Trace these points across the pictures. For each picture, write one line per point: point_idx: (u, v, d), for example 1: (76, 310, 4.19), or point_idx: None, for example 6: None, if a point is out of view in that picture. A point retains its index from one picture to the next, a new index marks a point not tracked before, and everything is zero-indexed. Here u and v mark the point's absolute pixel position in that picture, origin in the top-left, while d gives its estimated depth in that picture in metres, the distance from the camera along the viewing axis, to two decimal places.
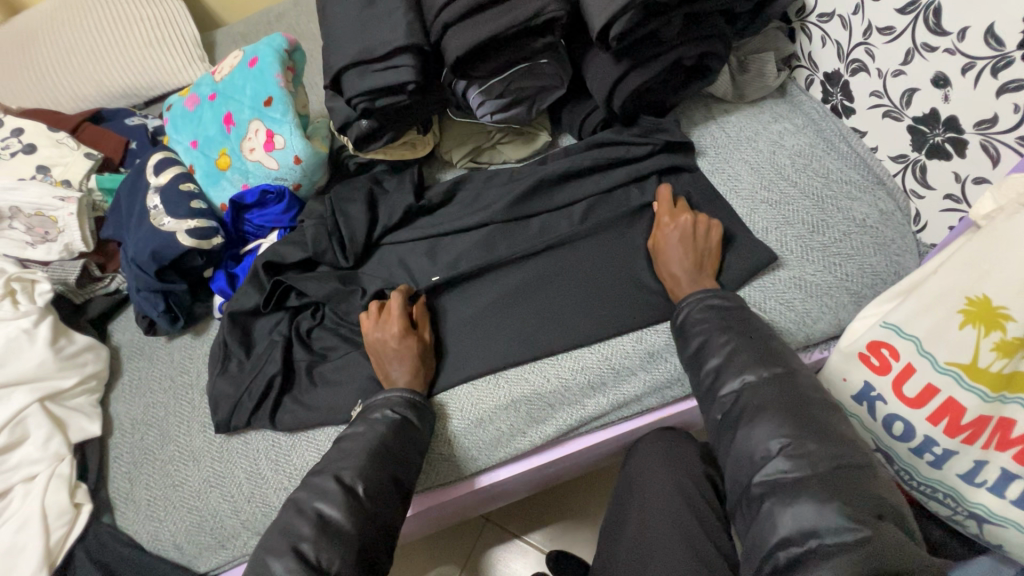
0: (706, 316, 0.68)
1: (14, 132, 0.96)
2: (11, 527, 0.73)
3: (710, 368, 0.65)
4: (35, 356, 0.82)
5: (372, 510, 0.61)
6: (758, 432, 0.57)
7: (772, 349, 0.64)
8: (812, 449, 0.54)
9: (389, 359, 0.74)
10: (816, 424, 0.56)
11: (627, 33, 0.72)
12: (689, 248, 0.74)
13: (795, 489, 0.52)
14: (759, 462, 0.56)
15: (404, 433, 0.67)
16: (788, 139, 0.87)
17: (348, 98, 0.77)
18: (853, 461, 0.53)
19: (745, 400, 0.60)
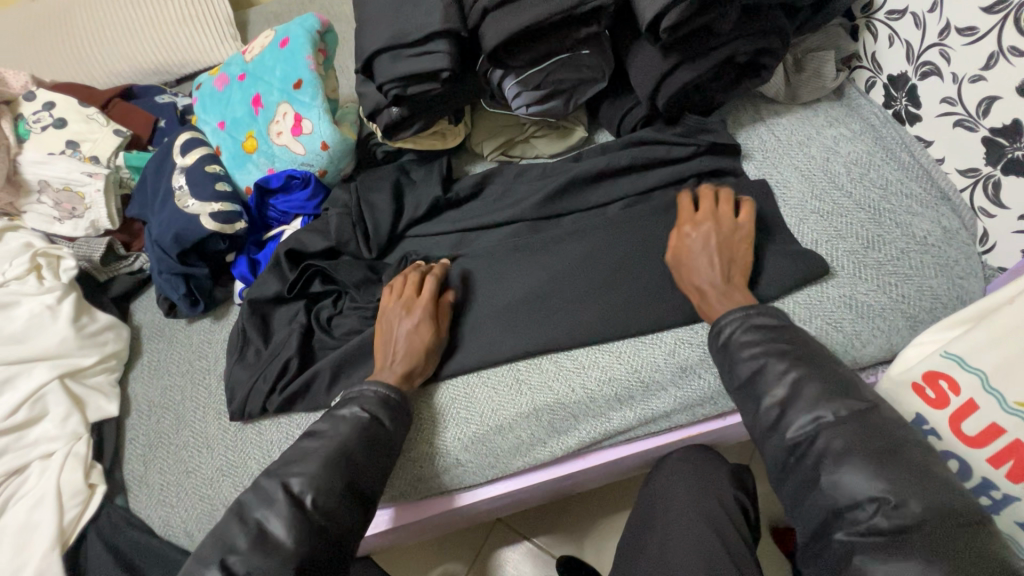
0: (755, 337, 0.63)
1: (47, 106, 0.95)
2: (27, 503, 0.73)
3: (774, 401, 0.59)
4: (58, 333, 0.82)
5: (325, 525, 0.59)
6: (849, 480, 0.53)
7: (841, 380, 0.59)
8: (914, 510, 0.50)
9: (392, 338, 0.72)
10: (911, 471, 0.52)
11: (679, 26, 0.67)
12: (716, 258, 0.69)
13: (895, 549, 0.49)
14: (851, 518, 0.52)
15: (369, 432, 0.64)
16: (843, 146, 0.81)
17: (379, 83, 0.74)
18: (965, 514, 0.49)
19: (825, 441, 0.55)
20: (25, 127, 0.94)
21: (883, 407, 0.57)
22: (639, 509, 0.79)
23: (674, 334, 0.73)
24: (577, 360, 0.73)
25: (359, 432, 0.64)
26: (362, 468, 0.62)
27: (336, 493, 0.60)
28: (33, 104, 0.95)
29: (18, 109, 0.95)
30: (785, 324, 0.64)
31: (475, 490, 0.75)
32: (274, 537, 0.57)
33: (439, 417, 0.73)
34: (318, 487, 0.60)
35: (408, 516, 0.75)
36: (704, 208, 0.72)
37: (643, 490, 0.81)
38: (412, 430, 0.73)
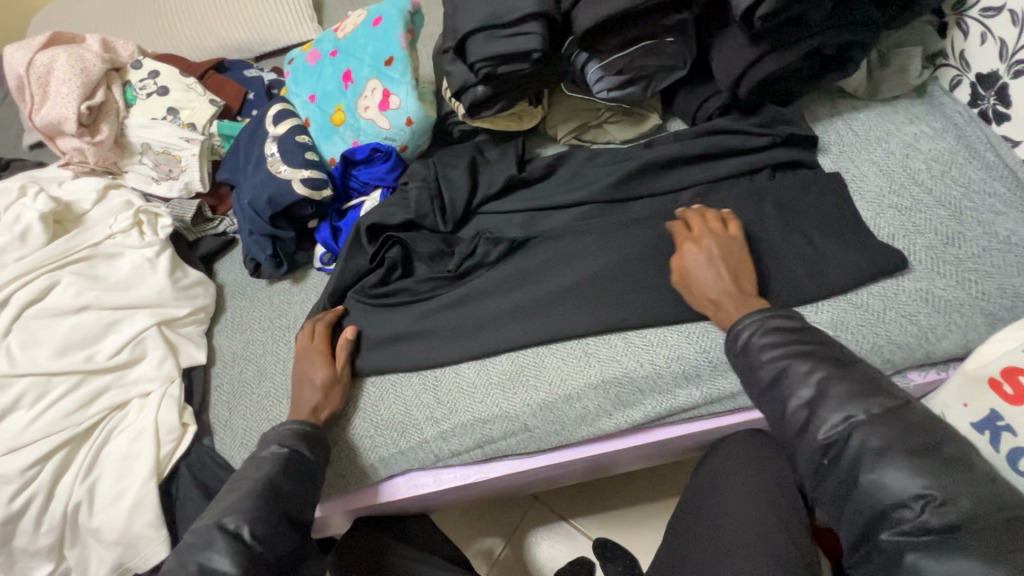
0: (776, 341, 0.63)
1: (152, 74, 1.02)
2: (128, 435, 0.79)
3: (800, 401, 0.61)
4: (156, 284, 0.89)
5: (261, 551, 0.62)
6: (892, 479, 0.54)
7: (864, 377, 0.60)
8: (964, 506, 0.52)
9: (301, 384, 0.77)
10: (958, 471, 0.54)
11: (773, 15, 0.68)
12: (721, 267, 0.71)
13: (945, 545, 0.52)
14: (897, 518, 0.54)
15: (293, 461, 0.68)
16: (924, 143, 0.80)
17: (471, 62, 0.77)
18: (1014, 512, 0.52)
19: (862, 441, 0.57)
20: (132, 93, 1.01)
21: (917, 406, 0.59)
22: (694, 488, 0.82)
23: None
24: (645, 338, 0.76)
25: (282, 466, 0.67)
26: (288, 497, 0.66)
27: (268, 520, 0.63)
28: (139, 72, 1.02)
29: (127, 76, 1.02)
30: (805, 326, 0.65)
31: (538, 456, 0.78)
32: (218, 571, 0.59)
33: (509, 384, 0.77)
34: (253, 520, 0.62)
35: (471, 476, 0.79)
36: (700, 229, 0.75)
37: (699, 470, 0.83)
38: (482, 393, 0.77)
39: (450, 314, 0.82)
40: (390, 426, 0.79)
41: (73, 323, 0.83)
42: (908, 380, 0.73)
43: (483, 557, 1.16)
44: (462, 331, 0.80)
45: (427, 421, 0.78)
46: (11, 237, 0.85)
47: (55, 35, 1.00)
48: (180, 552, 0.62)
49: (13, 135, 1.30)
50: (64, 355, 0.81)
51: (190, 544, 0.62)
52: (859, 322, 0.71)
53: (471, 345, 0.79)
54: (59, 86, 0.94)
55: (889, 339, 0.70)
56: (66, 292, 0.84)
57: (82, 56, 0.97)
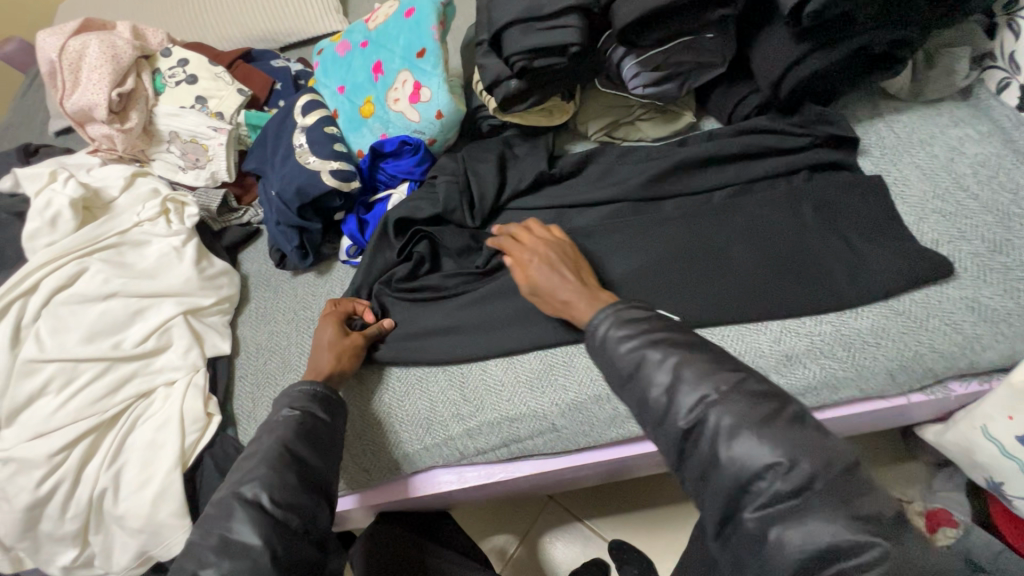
0: (630, 329, 0.57)
1: (181, 63, 1.02)
2: (154, 424, 0.79)
3: (658, 390, 0.53)
4: (183, 273, 0.89)
5: (283, 522, 0.58)
6: (744, 450, 0.47)
7: (713, 354, 0.54)
8: (806, 470, 0.45)
9: (315, 349, 0.77)
10: (806, 429, 0.47)
11: (822, 12, 0.66)
12: (559, 269, 0.71)
13: (801, 513, 0.45)
14: (753, 494, 0.47)
15: (305, 426, 0.65)
16: (969, 146, 0.78)
17: (506, 56, 0.76)
18: (843, 463, 0.45)
19: (712, 419, 0.49)
20: (161, 81, 1.01)
21: (756, 374, 0.52)
22: None
23: (781, 323, 0.72)
24: None
25: (296, 429, 0.64)
26: (310, 465, 0.63)
27: (288, 487, 0.60)
28: (168, 60, 1.02)
29: (156, 64, 1.02)
30: (655, 310, 0.60)
31: (563, 457, 0.77)
32: (241, 542, 0.56)
33: (537, 382, 0.76)
34: (272, 487, 0.59)
35: (496, 475, 0.78)
36: (528, 240, 0.75)
37: None
38: (509, 391, 0.76)
39: (477, 310, 0.81)
40: (416, 422, 0.78)
41: (100, 309, 0.83)
42: (947, 391, 0.71)
43: (496, 556, 1.15)
44: (490, 328, 0.79)
45: (452, 418, 0.77)
46: (41, 222, 0.86)
47: (86, 22, 1.01)
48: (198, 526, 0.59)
49: (40, 122, 1.31)
50: (92, 342, 0.81)
51: (210, 515, 0.59)
52: (899, 329, 0.69)
53: (499, 342, 0.78)
54: (90, 73, 0.94)
55: (932, 347, 0.68)
56: (95, 279, 0.84)
57: (114, 43, 0.98)
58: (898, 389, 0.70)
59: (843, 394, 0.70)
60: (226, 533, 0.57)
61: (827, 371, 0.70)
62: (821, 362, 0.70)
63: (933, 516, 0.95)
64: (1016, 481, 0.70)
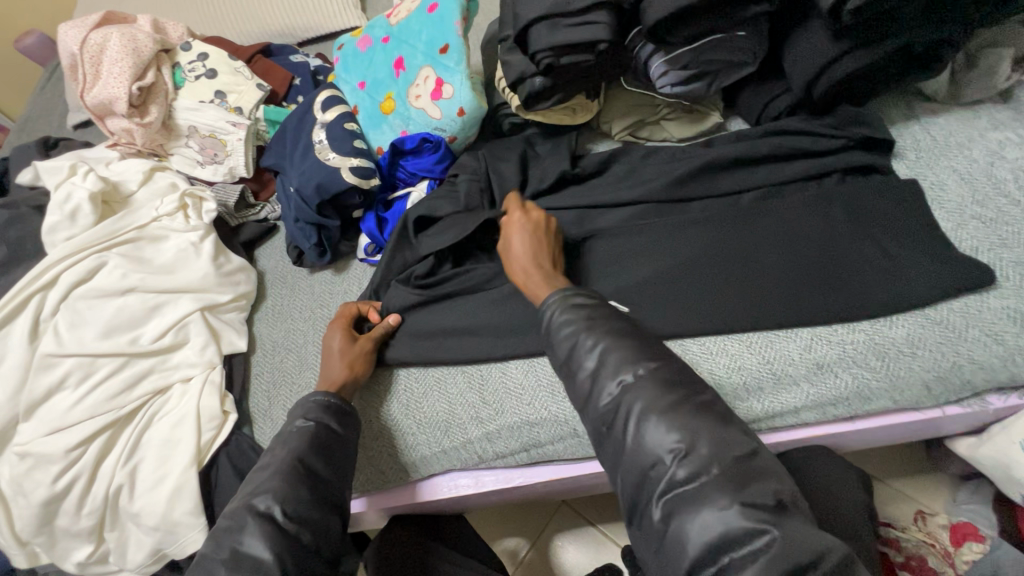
0: (570, 316, 0.63)
1: (201, 57, 1.01)
2: (170, 421, 0.78)
3: (587, 373, 0.60)
4: (200, 269, 0.88)
5: (297, 535, 0.58)
6: (651, 435, 0.53)
7: (641, 341, 0.60)
8: (703, 453, 0.51)
9: (325, 357, 0.77)
10: (706, 417, 0.54)
11: (863, 9, 0.64)
12: (530, 241, 0.74)
13: (696, 497, 0.50)
14: (654, 479, 0.52)
15: (319, 439, 0.65)
16: (1009, 150, 0.76)
17: (533, 52, 0.74)
18: (739, 451, 0.51)
19: (626, 404, 0.56)
20: (181, 75, 1.00)
21: (676, 363, 0.59)
22: None
23: (811, 330, 0.70)
24: (704, 346, 0.72)
25: (310, 441, 0.65)
26: (322, 479, 0.63)
27: (300, 501, 0.60)
28: (188, 54, 1.01)
29: (176, 58, 1.02)
30: (598, 296, 0.65)
31: (584, 463, 0.75)
32: (252, 557, 0.56)
33: (559, 386, 0.74)
34: (285, 501, 0.59)
35: (514, 480, 0.76)
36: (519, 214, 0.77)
37: None
38: (530, 395, 0.75)
39: (497, 311, 0.79)
40: (434, 424, 0.77)
41: (118, 305, 0.82)
42: (986, 405, 0.69)
43: (508, 558, 1.14)
44: (510, 330, 0.77)
45: (471, 421, 0.75)
46: (61, 216, 0.85)
47: (108, 14, 1.00)
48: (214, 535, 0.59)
49: (60, 115, 1.31)
50: (109, 337, 0.81)
51: (222, 529, 0.59)
52: (936, 339, 0.67)
53: (520, 344, 0.76)
54: (111, 67, 0.93)
55: (971, 359, 0.66)
56: (113, 273, 0.84)
57: (135, 36, 0.97)
58: (934, 400, 0.67)
59: (875, 405, 0.68)
60: (239, 545, 0.57)
61: (858, 380, 0.68)
62: (853, 371, 0.68)
63: (957, 530, 0.92)
64: None
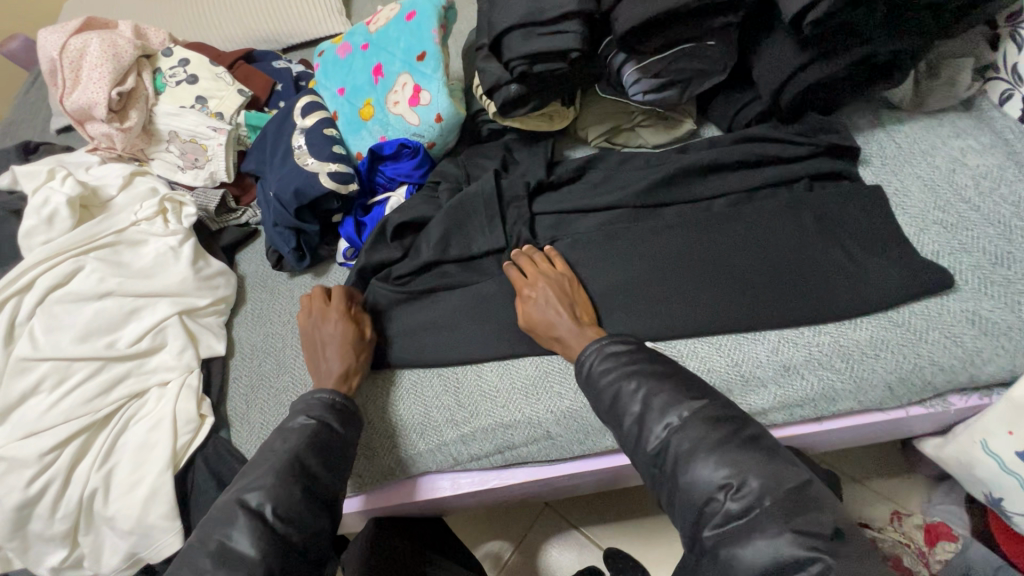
0: (610, 364, 0.64)
1: (182, 63, 1.02)
2: (146, 424, 0.79)
3: (632, 418, 0.60)
4: (179, 273, 0.88)
5: (283, 534, 0.59)
6: (701, 472, 0.54)
7: (686, 382, 0.61)
8: (754, 487, 0.52)
9: (326, 346, 0.76)
10: (753, 451, 0.54)
11: (824, 20, 0.66)
12: (563, 306, 0.72)
13: (750, 529, 0.50)
14: (709, 513, 0.53)
15: (318, 437, 0.65)
16: (971, 158, 0.78)
17: (507, 60, 0.76)
18: (791, 482, 0.52)
19: (675, 445, 0.56)
20: (162, 81, 1.01)
21: (720, 400, 0.59)
22: None
23: (779, 333, 0.72)
24: (674, 349, 0.73)
25: (309, 440, 0.65)
26: (319, 483, 0.63)
27: (293, 502, 0.60)
28: (170, 60, 1.02)
29: (157, 64, 1.02)
30: (639, 345, 0.66)
31: (558, 465, 0.76)
32: (238, 553, 0.57)
33: (533, 389, 0.75)
34: (276, 498, 0.60)
35: (490, 482, 0.77)
36: (533, 272, 0.77)
37: None
38: (504, 398, 0.76)
39: (471, 316, 0.80)
40: (408, 427, 0.77)
41: (96, 308, 0.83)
42: (948, 405, 0.70)
43: (489, 562, 1.13)
44: (485, 333, 0.79)
45: (447, 424, 0.76)
46: (38, 220, 0.85)
47: (88, 20, 1.01)
48: (203, 526, 0.60)
49: (41, 119, 1.31)
50: (86, 341, 0.81)
51: (211, 519, 0.60)
52: (899, 341, 0.68)
53: (495, 346, 0.78)
54: (91, 72, 0.94)
55: (933, 360, 0.67)
56: (90, 278, 0.84)
57: (115, 41, 0.98)
58: (897, 402, 0.69)
59: (841, 406, 0.69)
60: (226, 539, 0.58)
61: (824, 382, 0.69)
62: (819, 373, 0.69)
63: (932, 530, 0.93)
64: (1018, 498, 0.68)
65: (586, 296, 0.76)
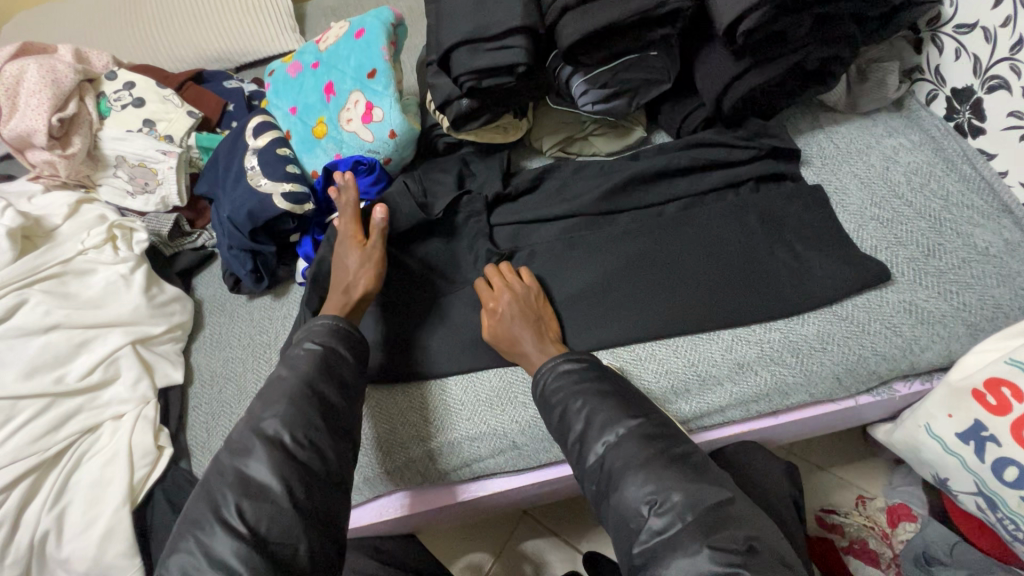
0: (561, 383, 0.66)
1: (126, 86, 0.99)
2: (100, 460, 0.76)
3: (575, 436, 0.62)
4: (131, 301, 0.86)
5: (304, 462, 0.59)
6: (630, 490, 0.56)
7: (630, 398, 0.63)
8: (676, 501, 0.54)
9: (337, 267, 0.78)
10: (681, 467, 0.56)
11: (755, 30, 0.70)
12: (525, 320, 0.72)
13: (671, 546, 0.52)
14: (635, 530, 0.55)
15: (326, 361, 0.66)
16: (903, 155, 0.82)
17: (455, 76, 0.77)
18: (711, 499, 0.53)
19: (610, 462, 0.59)
20: (106, 105, 0.99)
21: (657, 417, 0.62)
22: None
23: (732, 332, 0.74)
24: (634, 353, 0.74)
25: (319, 364, 0.65)
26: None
27: (312, 428, 0.61)
28: (114, 83, 1.00)
29: (100, 87, 1.00)
30: (591, 361, 0.68)
31: (526, 473, 0.77)
32: (260, 481, 0.57)
33: (498, 401, 0.75)
34: (294, 428, 0.61)
35: (460, 496, 0.76)
36: (499, 285, 0.77)
37: None
38: (468, 411, 0.75)
39: (432, 331, 0.80)
40: (377, 446, 0.76)
41: (43, 343, 0.79)
42: (894, 392, 0.74)
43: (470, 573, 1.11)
44: (448, 349, 0.79)
45: (412, 440, 0.75)
46: None
47: (25, 45, 0.97)
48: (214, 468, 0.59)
49: None
50: (33, 377, 0.77)
51: (228, 451, 0.60)
52: (844, 334, 0.71)
53: (456, 359, 0.78)
54: (28, 98, 0.90)
55: (875, 351, 0.71)
56: (34, 311, 0.81)
57: (54, 66, 0.95)
58: (846, 392, 0.72)
59: (792, 399, 0.72)
60: (244, 467, 0.58)
61: (777, 377, 0.71)
62: (771, 368, 0.71)
63: (893, 512, 0.96)
64: (960, 479, 0.71)
65: (552, 310, 0.77)
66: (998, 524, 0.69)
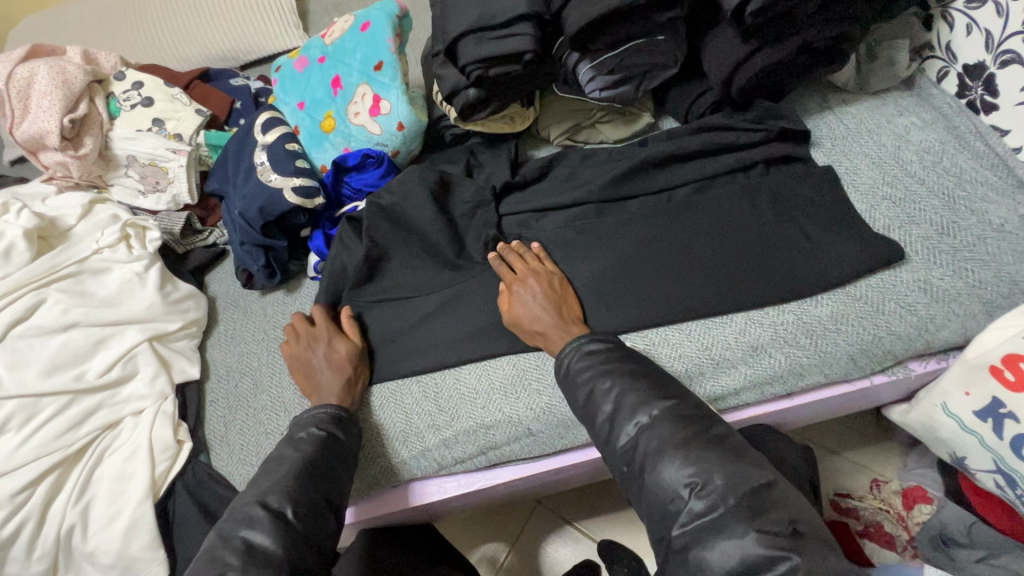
0: (587, 363, 0.66)
1: (135, 85, 1.00)
2: (121, 456, 0.77)
3: (605, 416, 0.63)
4: (145, 299, 0.87)
5: (302, 530, 0.60)
6: (667, 472, 0.56)
7: (656, 380, 0.64)
8: (718, 484, 0.54)
9: (315, 371, 0.76)
10: (720, 449, 0.56)
11: (764, 10, 0.69)
12: (548, 302, 0.73)
13: (715, 528, 0.52)
14: (675, 512, 0.55)
15: (331, 448, 0.67)
16: (914, 134, 0.82)
17: (462, 64, 0.77)
18: (755, 482, 0.53)
19: (644, 443, 0.59)
20: (116, 105, 0.99)
21: (689, 400, 0.62)
22: None
23: (745, 315, 0.74)
24: (647, 337, 0.74)
25: (321, 447, 0.66)
26: None
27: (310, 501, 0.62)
28: (122, 83, 1.01)
29: (109, 88, 1.01)
30: (616, 343, 0.68)
31: (541, 460, 0.77)
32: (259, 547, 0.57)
33: (511, 388, 0.76)
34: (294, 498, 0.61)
35: (477, 484, 0.77)
36: (522, 268, 0.77)
37: None
38: (483, 399, 0.76)
39: (444, 320, 0.80)
40: (390, 436, 0.76)
41: (61, 342, 0.80)
42: (909, 371, 0.74)
43: (486, 564, 1.11)
44: (462, 336, 0.79)
45: (427, 429, 0.76)
46: None
47: (34, 48, 0.98)
48: (243, 510, 0.61)
49: None
50: (52, 375, 0.78)
51: (230, 519, 0.60)
52: (859, 315, 0.71)
53: (469, 349, 0.78)
54: (39, 101, 0.91)
55: (890, 330, 0.70)
56: (52, 311, 0.82)
57: (63, 68, 0.96)
58: (861, 372, 0.72)
59: (808, 380, 0.72)
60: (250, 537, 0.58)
61: (791, 358, 0.71)
62: (786, 350, 0.71)
63: (908, 494, 0.96)
64: (977, 456, 0.70)
65: (575, 296, 0.77)
66: (1018, 501, 0.69)
